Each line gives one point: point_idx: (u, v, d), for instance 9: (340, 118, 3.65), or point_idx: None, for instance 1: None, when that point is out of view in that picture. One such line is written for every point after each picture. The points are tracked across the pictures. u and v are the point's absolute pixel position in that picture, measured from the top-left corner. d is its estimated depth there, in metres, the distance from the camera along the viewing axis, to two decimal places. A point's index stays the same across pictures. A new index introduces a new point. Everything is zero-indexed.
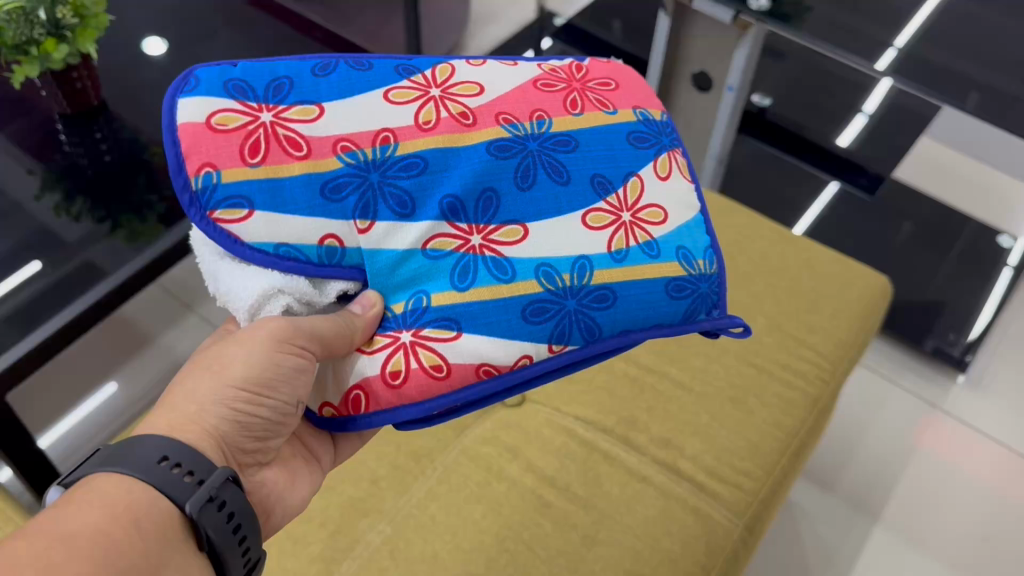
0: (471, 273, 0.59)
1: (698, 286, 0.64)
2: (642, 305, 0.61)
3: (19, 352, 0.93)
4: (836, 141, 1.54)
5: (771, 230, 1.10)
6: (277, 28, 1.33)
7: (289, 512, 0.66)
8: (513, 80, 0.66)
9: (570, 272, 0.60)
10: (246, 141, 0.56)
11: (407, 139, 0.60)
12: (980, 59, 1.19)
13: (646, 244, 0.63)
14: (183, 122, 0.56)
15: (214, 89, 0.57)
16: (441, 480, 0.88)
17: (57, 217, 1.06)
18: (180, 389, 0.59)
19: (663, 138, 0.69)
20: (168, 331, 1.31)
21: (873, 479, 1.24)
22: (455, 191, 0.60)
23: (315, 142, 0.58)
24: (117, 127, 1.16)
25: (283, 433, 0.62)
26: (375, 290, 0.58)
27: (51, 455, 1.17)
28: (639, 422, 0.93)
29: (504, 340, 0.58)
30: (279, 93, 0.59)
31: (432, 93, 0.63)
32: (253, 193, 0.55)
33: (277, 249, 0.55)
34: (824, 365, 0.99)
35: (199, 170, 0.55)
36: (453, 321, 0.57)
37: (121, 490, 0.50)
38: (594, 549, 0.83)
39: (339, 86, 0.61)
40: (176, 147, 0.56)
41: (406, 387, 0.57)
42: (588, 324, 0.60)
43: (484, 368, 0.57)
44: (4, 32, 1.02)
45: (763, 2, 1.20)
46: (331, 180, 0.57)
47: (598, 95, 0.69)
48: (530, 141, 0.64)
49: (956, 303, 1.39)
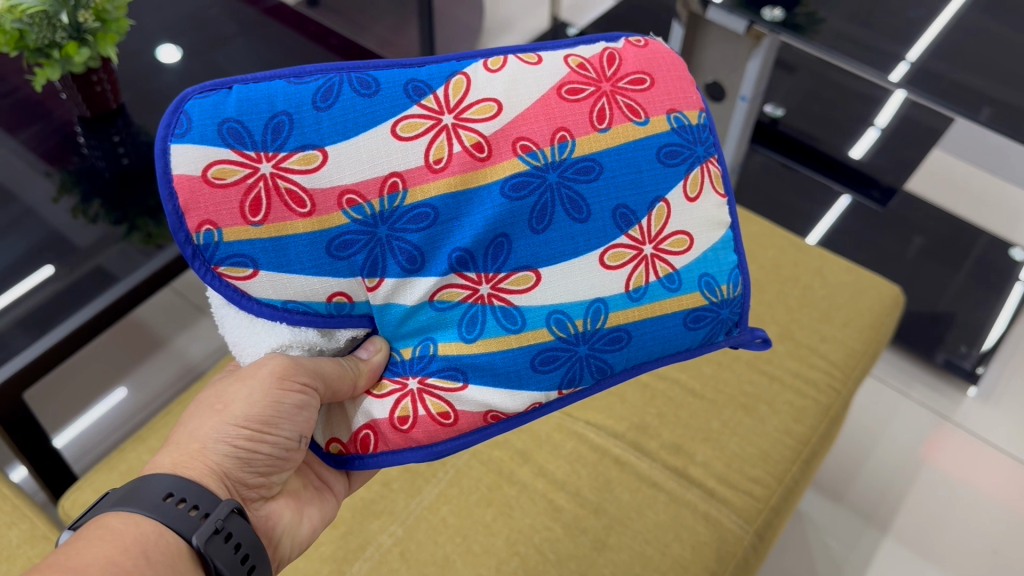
0: (480, 324, 0.62)
1: (718, 313, 0.67)
2: (657, 340, 0.65)
3: (37, 351, 0.95)
4: (848, 152, 1.54)
5: (783, 238, 1.11)
6: (292, 34, 1.34)
7: (297, 546, 0.64)
8: (534, 90, 0.62)
9: (583, 317, 0.63)
10: (246, 197, 0.56)
11: (415, 184, 0.59)
12: (993, 75, 1.19)
13: (666, 276, 0.65)
14: (179, 173, 0.55)
15: (208, 136, 0.55)
16: (452, 483, 0.88)
17: (73, 219, 1.07)
18: (185, 430, 0.60)
19: (697, 148, 0.66)
20: (181, 334, 1.32)
21: (881, 492, 1.24)
22: (465, 244, 0.60)
23: (318, 195, 0.57)
24: (134, 131, 1.17)
25: (287, 467, 0.62)
26: (383, 336, 0.63)
27: (66, 455, 1.18)
28: (650, 428, 0.94)
29: (513, 391, 0.62)
30: (279, 135, 0.56)
31: (444, 121, 0.59)
32: (256, 252, 0.57)
33: (285, 304, 0.59)
34: (835, 373, 1.00)
35: (199, 227, 0.56)
36: (460, 371, 0.61)
37: (129, 526, 0.51)
38: (605, 553, 0.84)
39: (344, 119, 0.58)
40: (173, 200, 0.55)
41: (414, 432, 0.61)
42: (598, 365, 0.64)
43: (491, 414, 0.62)
44: (27, 36, 1.03)
45: (777, 14, 1.23)
46: (337, 237, 0.58)
47: (628, 99, 0.64)
48: (550, 170, 0.62)
49: (968, 317, 1.39)
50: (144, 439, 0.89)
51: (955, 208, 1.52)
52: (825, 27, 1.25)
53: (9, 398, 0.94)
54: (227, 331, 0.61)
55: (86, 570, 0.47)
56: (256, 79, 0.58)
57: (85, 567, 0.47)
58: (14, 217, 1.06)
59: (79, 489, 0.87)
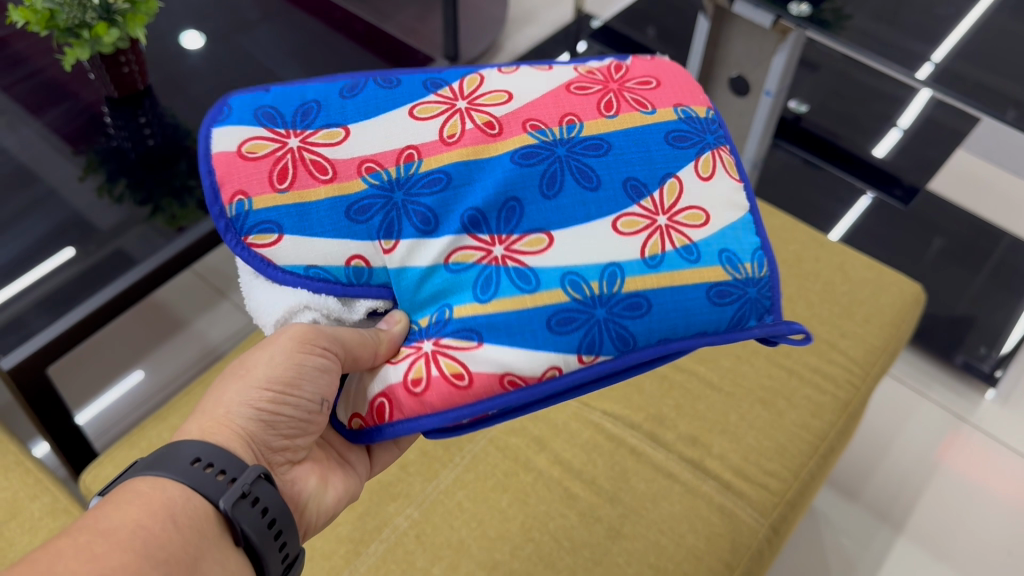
0: (494, 284, 0.60)
1: (745, 291, 0.63)
2: (680, 310, 0.61)
3: (59, 329, 0.95)
4: (871, 151, 1.51)
5: (805, 233, 1.11)
6: (318, 23, 1.35)
7: (323, 512, 0.65)
8: (544, 87, 0.68)
9: (599, 279, 0.61)
10: (275, 167, 0.60)
11: (430, 155, 0.62)
12: (1017, 77, 1.18)
13: (684, 247, 0.63)
14: (218, 151, 0.61)
15: (246, 118, 0.62)
16: (468, 468, 0.89)
17: (98, 199, 1.09)
18: (209, 398, 0.60)
19: (707, 136, 0.68)
20: (202, 316, 1.33)
21: (897, 491, 1.23)
22: (478, 204, 0.61)
23: (340, 164, 0.61)
24: (162, 113, 1.19)
25: (311, 432, 0.62)
26: (404, 309, 0.61)
27: (89, 431, 1.19)
28: (667, 419, 0.94)
29: (529, 351, 0.59)
30: (308, 117, 0.63)
31: (458, 105, 0.65)
32: (282, 218, 0.59)
33: (306, 271, 0.59)
34: (855, 369, 0.99)
35: (232, 198, 0.59)
36: (475, 332, 0.59)
37: (159, 490, 0.51)
38: (618, 542, 0.84)
39: (367, 104, 0.64)
40: (210, 174, 0.60)
41: (428, 394, 0.58)
42: (620, 333, 0.60)
43: (507, 378, 0.58)
44: (57, 16, 1.03)
45: (804, 9, 1.22)
46: (357, 202, 0.60)
47: (635, 95, 0.69)
48: (559, 146, 0.64)
49: (989, 319, 1.38)
50: (165, 417, 0.91)
51: (978, 210, 1.51)
52: (851, 24, 1.24)
53: (29, 376, 0.94)
54: (251, 300, 0.61)
55: (115, 533, 0.47)
56: (295, 85, 0.66)
57: (114, 531, 0.48)
58: (37, 197, 1.08)
59: (98, 464, 0.88)
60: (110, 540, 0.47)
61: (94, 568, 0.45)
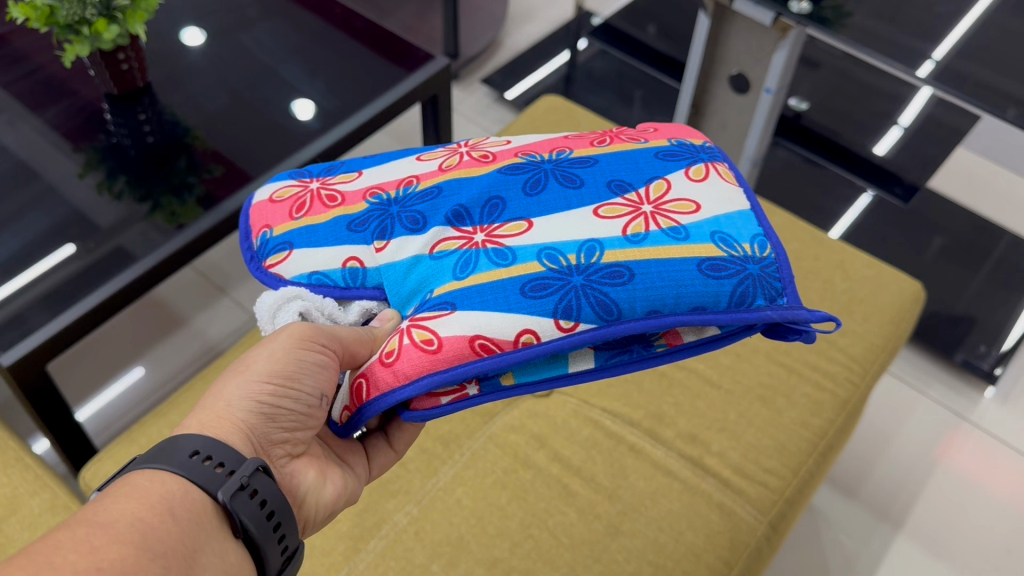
0: (472, 263, 0.60)
1: (743, 267, 0.58)
2: (667, 281, 0.58)
3: (58, 326, 0.95)
4: (872, 149, 1.53)
5: (804, 230, 1.11)
6: (318, 18, 1.34)
7: (321, 508, 0.63)
8: (543, 136, 0.72)
9: (576, 253, 0.59)
10: (295, 204, 0.67)
11: (427, 178, 0.66)
12: (1017, 75, 1.18)
13: (671, 228, 0.61)
14: (254, 201, 0.69)
15: (280, 177, 0.71)
16: (467, 465, 0.89)
17: (98, 195, 1.09)
18: (209, 394, 0.60)
19: (699, 155, 0.67)
20: (201, 314, 1.33)
21: (896, 490, 1.23)
22: (463, 201, 0.63)
23: (348, 195, 0.67)
24: (161, 110, 1.19)
25: (312, 426, 0.61)
26: (395, 309, 0.62)
27: (88, 428, 1.19)
28: (666, 417, 0.94)
29: (502, 314, 0.57)
30: (331, 170, 0.70)
31: (459, 150, 0.70)
32: (293, 239, 0.65)
33: (309, 278, 0.63)
34: (854, 367, 0.99)
35: (259, 232, 0.66)
36: (450, 303, 0.58)
37: (158, 483, 0.51)
38: (617, 539, 0.83)
39: (382, 159, 0.71)
40: (247, 219, 0.68)
41: (399, 363, 0.57)
42: (601, 300, 0.57)
43: (479, 341, 0.56)
44: (56, 12, 1.04)
45: (804, 6, 1.22)
46: (358, 219, 0.65)
47: (630, 134, 0.71)
48: (546, 163, 0.66)
49: (988, 318, 1.38)
50: (165, 414, 0.91)
51: (978, 208, 1.51)
52: (851, 22, 1.24)
53: (29, 374, 0.93)
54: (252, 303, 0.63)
55: (114, 526, 0.48)
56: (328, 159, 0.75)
57: (112, 523, 0.48)
58: (36, 193, 1.08)
59: (98, 460, 0.88)
60: (107, 533, 0.47)
61: (92, 561, 0.46)
